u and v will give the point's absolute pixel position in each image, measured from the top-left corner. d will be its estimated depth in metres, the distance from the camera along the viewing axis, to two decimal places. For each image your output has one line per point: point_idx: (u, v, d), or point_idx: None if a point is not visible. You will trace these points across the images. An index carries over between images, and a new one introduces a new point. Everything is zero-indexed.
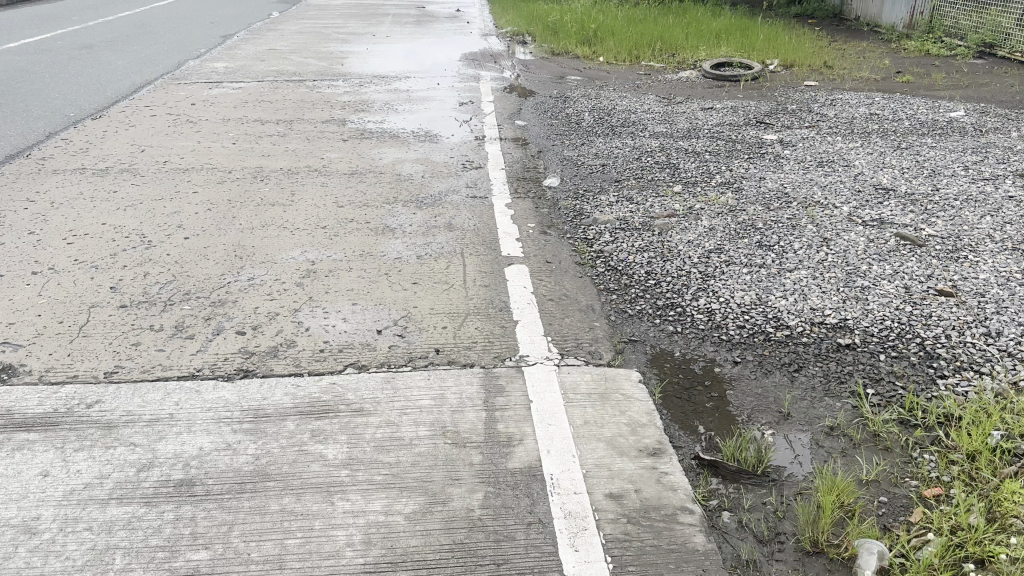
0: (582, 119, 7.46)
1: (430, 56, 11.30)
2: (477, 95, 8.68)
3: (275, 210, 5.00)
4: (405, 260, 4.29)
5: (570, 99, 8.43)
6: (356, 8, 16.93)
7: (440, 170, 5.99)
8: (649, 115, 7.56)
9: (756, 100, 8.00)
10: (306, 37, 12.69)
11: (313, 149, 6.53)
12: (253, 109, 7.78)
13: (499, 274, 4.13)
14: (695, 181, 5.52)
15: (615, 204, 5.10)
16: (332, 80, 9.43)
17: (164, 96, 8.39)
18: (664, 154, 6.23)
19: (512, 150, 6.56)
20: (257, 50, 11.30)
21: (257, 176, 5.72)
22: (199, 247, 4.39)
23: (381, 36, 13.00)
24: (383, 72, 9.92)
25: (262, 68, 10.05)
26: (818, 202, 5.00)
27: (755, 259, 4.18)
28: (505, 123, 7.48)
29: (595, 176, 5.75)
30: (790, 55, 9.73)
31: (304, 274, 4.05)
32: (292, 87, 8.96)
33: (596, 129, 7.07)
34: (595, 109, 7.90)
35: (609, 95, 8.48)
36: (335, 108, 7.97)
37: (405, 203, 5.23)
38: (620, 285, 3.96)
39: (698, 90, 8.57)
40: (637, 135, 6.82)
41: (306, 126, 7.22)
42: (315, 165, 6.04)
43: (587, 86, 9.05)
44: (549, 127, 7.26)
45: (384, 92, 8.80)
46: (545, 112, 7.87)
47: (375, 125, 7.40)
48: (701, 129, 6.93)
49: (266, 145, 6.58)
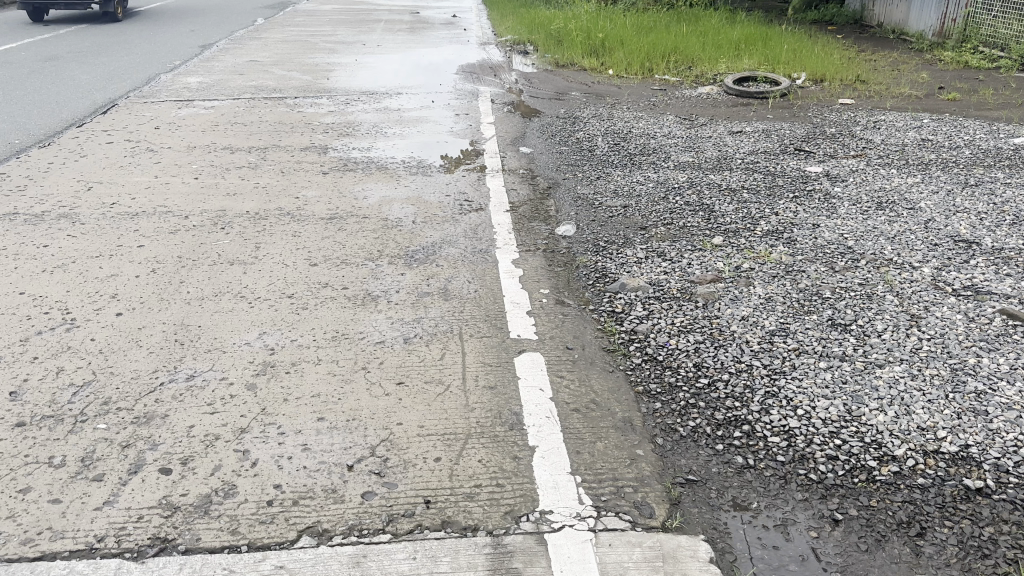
0: (595, 146, 6.61)
1: (426, 68, 10.44)
2: (475, 115, 7.84)
3: (233, 272, 4.14)
4: (388, 344, 3.43)
5: (580, 119, 7.58)
6: (347, 14, 16.08)
7: (434, 212, 5.14)
8: (670, 139, 6.71)
9: (789, 122, 7.15)
10: (291, 46, 11.84)
11: (287, 184, 5.69)
12: (224, 134, 6.92)
13: (508, 366, 3.26)
14: (736, 229, 4.66)
15: (645, 260, 4.24)
16: (316, 97, 8.57)
17: (126, 117, 7.52)
18: (694, 192, 5.37)
19: (518, 185, 5.70)
20: (237, 62, 10.45)
21: (217, 223, 4.87)
22: (132, 328, 3.54)
23: (372, 46, 12.15)
24: (373, 88, 9.07)
25: (239, 83, 9.20)
26: (891, 262, 4.15)
27: (832, 347, 3.33)
28: (508, 150, 6.63)
29: (618, 222, 4.89)
30: (818, 68, 8.90)
31: (260, 371, 3.19)
32: (271, 106, 8.11)
33: (612, 158, 6.22)
34: (609, 132, 7.05)
35: (623, 115, 7.63)
36: (316, 131, 7.13)
37: (391, 258, 4.38)
38: (665, 385, 3.10)
39: (722, 109, 7.73)
40: (660, 167, 5.97)
41: (281, 154, 6.37)
42: (288, 206, 5.20)
43: (598, 103, 8.20)
44: (558, 155, 6.42)
45: (373, 112, 7.95)
46: (553, 136, 7.02)
47: (360, 152, 6.56)
48: (734, 159, 6.07)
49: (233, 180, 5.74)
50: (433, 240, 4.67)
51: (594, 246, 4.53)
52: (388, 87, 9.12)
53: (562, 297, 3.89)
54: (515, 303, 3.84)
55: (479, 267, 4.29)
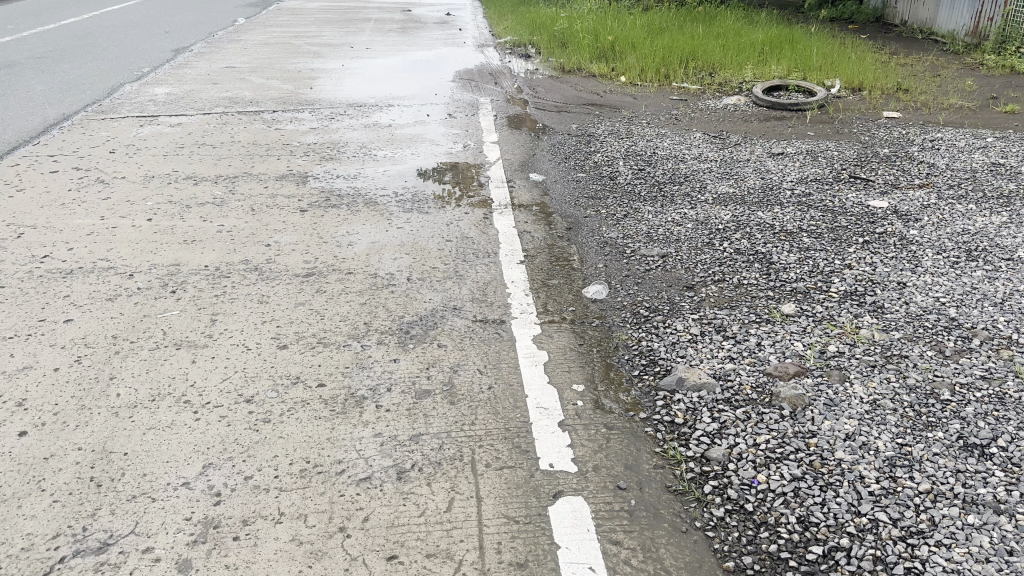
0: (616, 172, 5.75)
1: (419, 75, 9.56)
2: (475, 132, 6.96)
3: (180, 362, 3.27)
4: (375, 480, 2.54)
5: (595, 136, 6.71)
6: (334, 13, 15.17)
7: (431, 265, 4.26)
8: (701, 164, 5.84)
9: (833, 142, 6.29)
10: (272, 51, 10.95)
11: (256, 225, 4.81)
12: (188, 159, 6.04)
13: (542, 520, 2.37)
14: (806, 293, 3.80)
15: (700, 338, 3.36)
16: (296, 110, 7.69)
17: (79, 137, 6.62)
18: (743, 235, 4.51)
19: (529, 225, 4.83)
20: (211, 69, 9.55)
21: (167, 284, 4.00)
22: (35, 460, 2.66)
23: (359, 49, 11.25)
24: (361, 98, 8.18)
25: (213, 94, 8.31)
26: (1012, 342, 3.29)
27: (977, 488, 2.46)
28: (515, 178, 5.75)
29: (656, 278, 4.01)
30: (854, 76, 8.05)
31: (200, 537, 2.31)
32: (245, 122, 7.23)
33: (639, 189, 5.36)
34: (629, 154, 6.18)
35: (643, 132, 6.75)
36: (294, 154, 6.24)
37: (380, 335, 3.51)
38: (764, 557, 2.22)
39: (754, 125, 6.87)
40: (697, 201, 5.11)
41: (252, 185, 5.50)
42: (256, 256, 4.33)
43: (612, 117, 7.33)
44: (573, 185, 5.54)
45: (360, 129, 7.06)
46: (565, 159, 6.14)
47: (345, 181, 5.68)
48: (781, 190, 5.22)
49: (193, 221, 4.86)
50: (432, 306, 3.79)
51: (632, 314, 3.65)
52: (378, 97, 8.24)
53: (601, 395, 3.00)
54: (544, 409, 2.93)
55: (490, 346, 3.40)
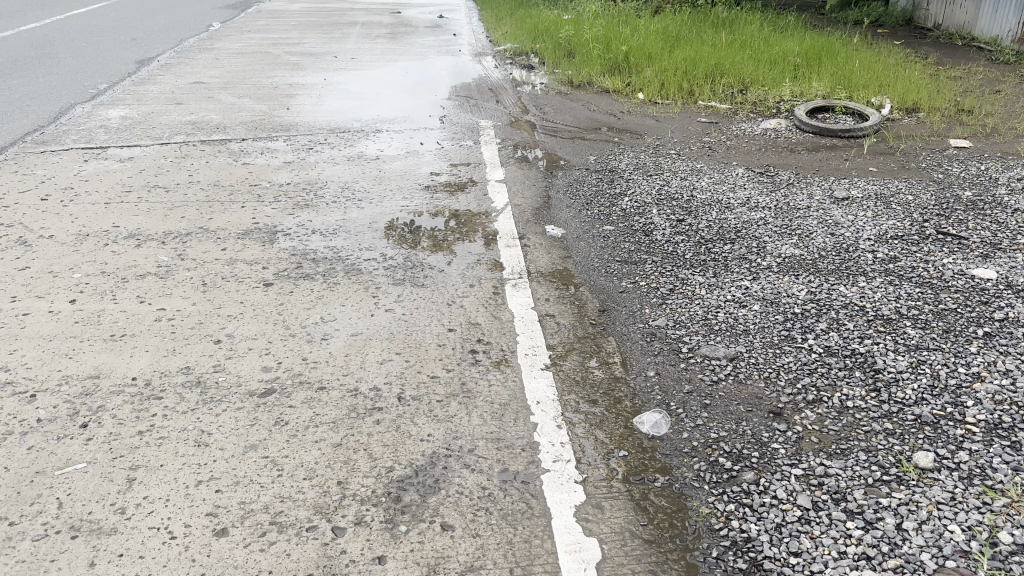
0: (652, 223, 4.76)
1: (410, 91, 8.56)
2: (476, 167, 5.96)
3: (71, 564, 2.28)
4: None
5: (619, 173, 5.72)
6: (317, 16, 14.15)
7: (429, 372, 3.26)
8: (752, 212, 4.85)
9: (903, 181, 5.33)
10: (247, 63, 9.94)
11: (207, 307, 3.82)
12: (134, 209, 5.05)
13: None
14: (936, 430, 2.83)
15: (816, 518, 2.40)
16: (269, 138, 6.69)
17: (8, 176, 5.61)
18: (829, 323, 3.54)
19: (551, 306, 3.83)
20: (176, 86, 8.55)
21: (76, 412, 3.01)
22: None
23: (344, 59, 10.25)
24: (344, 123, 7.17)
25: (174, 117, 7.30)
26: None
27: None
28: (529, 233, 4.76)
29: (730, 397, 3.03)
30: (906, 94, 7.10)
31: None
32: (208, 156, 6.23)
33: (683, 249, 4.38)
34: (662, 197, 5.19)
35: (675, 168, 5.77)
36: (263, 200, 5.24)
37: (360, 504, 2.50)
38: None
39: (803, 157, 5.90)
40: (758, 267, 4.13)
41: (207, 246, 4.50)
42: (200, 363, 3.34)
43: (635, 147, 6.35)
44: (601, 243, 4.56)
45: (341, 163, 6.06)
46: (586, 205, 5.16)
47: (321, 237, 4.68)
48: (859, 253, 4.25)
49: (128, 302, 3.87)
50: (432, 444, 2.79)
51: (709, 464, 2.66)
52: (364, 121, 7.24)
53: None
54: None
55: (517, 526, 2.41)
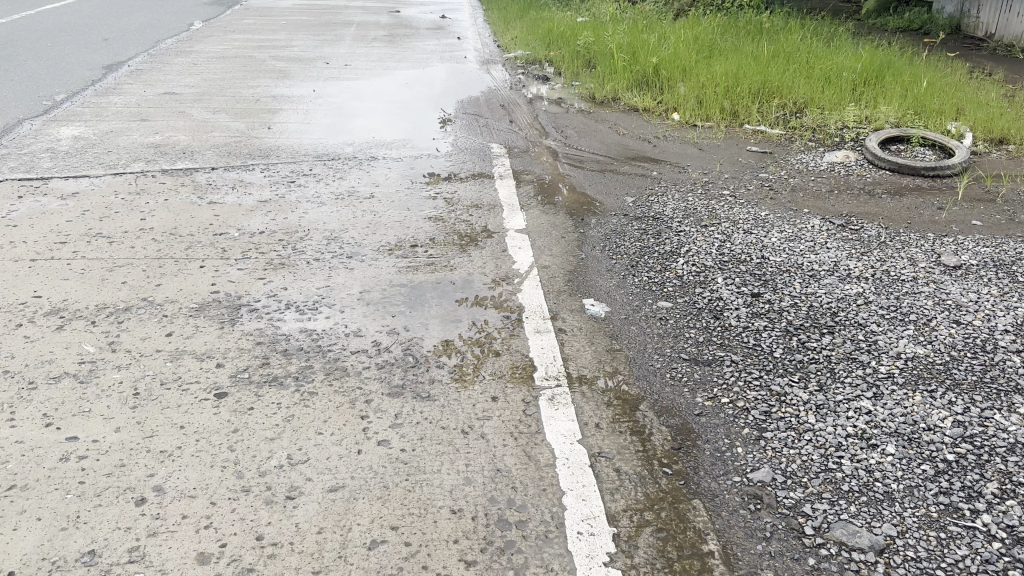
0: (721, 298, 3.74)
1: (410, 110, 7.56)
2: (490, 213, 4.93)
3: None
4: None
5: (665, 222, 4.70)
6: (310, 15, 13.12)
7: (442, 566, 2.23)
8: (843, 286, 3.84)
9: (1019, 241, 4.33)
10: (227, 70, 8.91)
11: (133, 435, 2.80)
12: (64, 271, 4.02)
13: None
14: None
15: None
16: (244, 168, 5.68)
17: None
18: (1000, 483, 2.54)
19: (605, 435, 2.79)
20: (145, 98, 7.53)
21: None
22: None
23: (336, 66, 9.23)
24: (333, 152, 6.16)
25: (135, 139, 6.28)
26: None
27: None
28: (562, 310, 3.73)
29: None
30: (990, 121, 6.10)
31: None
32: (169, 192, 5.21)
33: (770, 342, 3.36)
34: (724, 259, 4.16)
35: (731, 215, 4.75)
36: (228, 257, 4.22)
37: None
38: None
39: (885, 203, 4.89)
40: (874, 377, 3.12)
41: (148, 329, 3.48)
42: (109, 546, 2.30)
43: (680, 184, 5.34)
44: (658, 327, 3.52)
45: (327, 206, 5.04)
46: (630, 268, 4.12)
47: (297, 314, 3.65)
48: (1003, 356, 3.24)
49: (26, 422, 2.85)
50: None
51: None
52: (356, 150, 6.22)
53: None
54: None
55: None
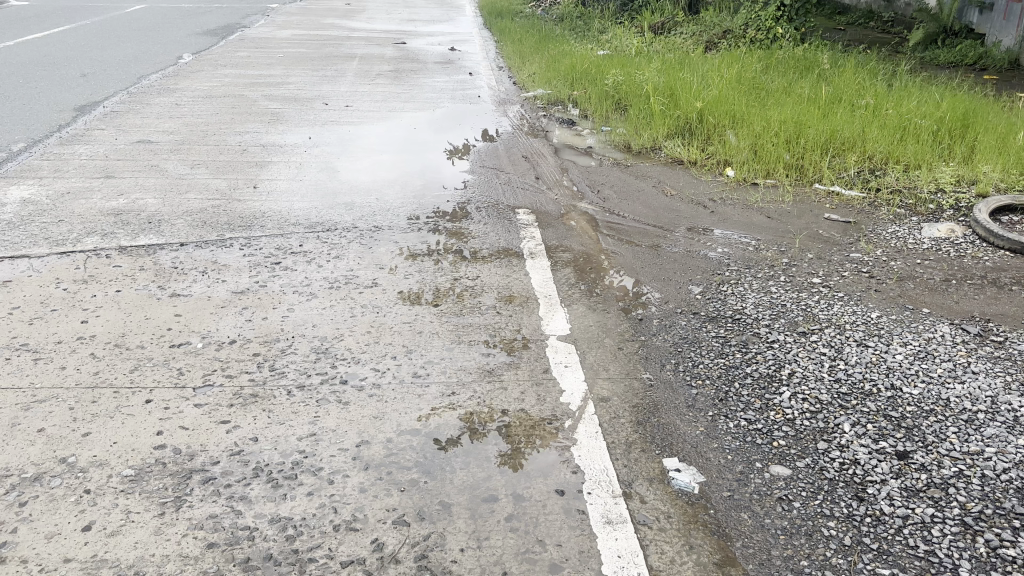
0: (859, 463, 2.74)
1: (418, 160, 6.56)
2: (523, 310, 3.91)
3: None
4: None
5: (750, 325, 3.69)
6: (309, 46, 12.22)
7: None
8: (1016, 441, 2.84)
9: None
10: (214, 112, 7.97)
11: None
12: None
13: None
14: None
15: None
16: (220, 244, 4.69)
17: None
18: None
19: None
20: (114, 149, 6.58)
21: None
22: None
23: (335, 106, 8.30)
24: (328, 219, 5.17)
25: (93, 204, 5.31)
26: None
27: None
28: (637, 475, 2.69)
29: None
30: None
31: None
32: (123, 279, 4.22)
33: (949, 547, 2.34)
34: (843, 394, 3.15)
35: (831, 317, 3.74)
36: (184, 384, 3.22)
37: None
38: None
39: (1022, 298, 3.91)
40: None
41: (58, 520, 2.47)
42: None
43: (755, 266, 4.33)
44: (780, 512, 2.50)
45: (318, 299, 4.04)
46: (718, 402, 3.09)
47: (269, 486, 2.63)
48: None
49: None
50: None
51: None
52: (355, 217, 5.22)
53: None
54: None
55: None
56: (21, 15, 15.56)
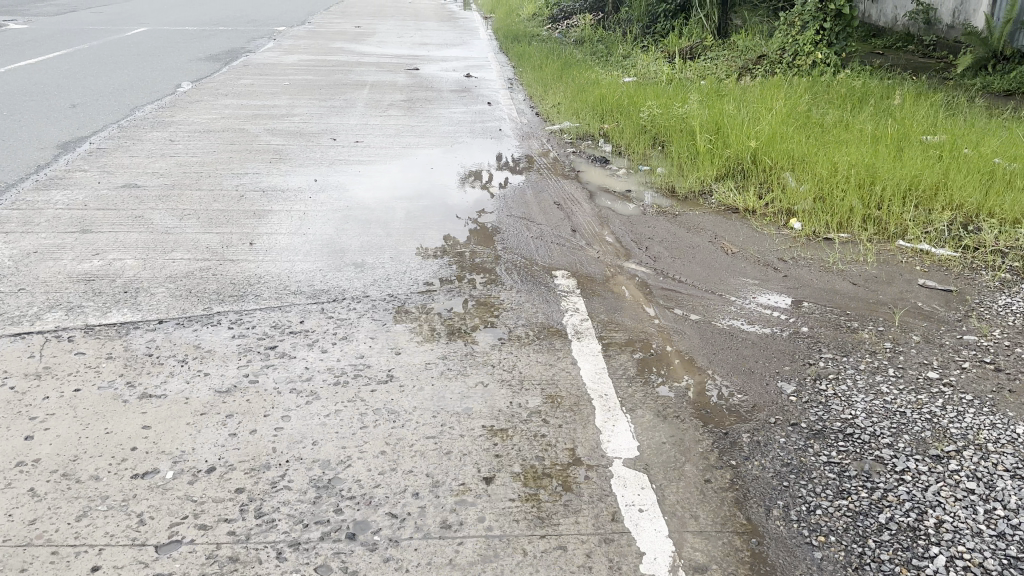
0: None
1: (435, 207, 5.81)
2: (575, 416, 3.11)
3: None
4: None
5: (867, 444, 2.90)
6: (316, 73, 11.55)
7: None
8: None
9: None
10: (210, 149, 7.27)
11: None
12: None
13: None
14: None
15: None
16: (206, 321, 3.95)
17: None
18: None
19: None
20: (95, 196, 5.88)
21: None
22: None
23: (344, 142, 7.59)
24: (333, 285, 4.42)
25: (62, 266, 4.59)
26: None
27: None
28: None
29: None
30: None
31: None
32: (83, 373, 3.49)
33: None
34: (1015, 559, 2.36)
35: (968, 434, 2.95)
36: (143, 542, 2.46)
37: None
38: None
39: None
40: None
41: None
42: None
43: (852, 355, 3.55)
44: None
45: (320, 399, 3.27)
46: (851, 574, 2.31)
47: None
48: None
49: None
50: None
51: None
52: (364, 282, 4.45)
53: None
54: None
55: None
56: (19, 39, 15.01)
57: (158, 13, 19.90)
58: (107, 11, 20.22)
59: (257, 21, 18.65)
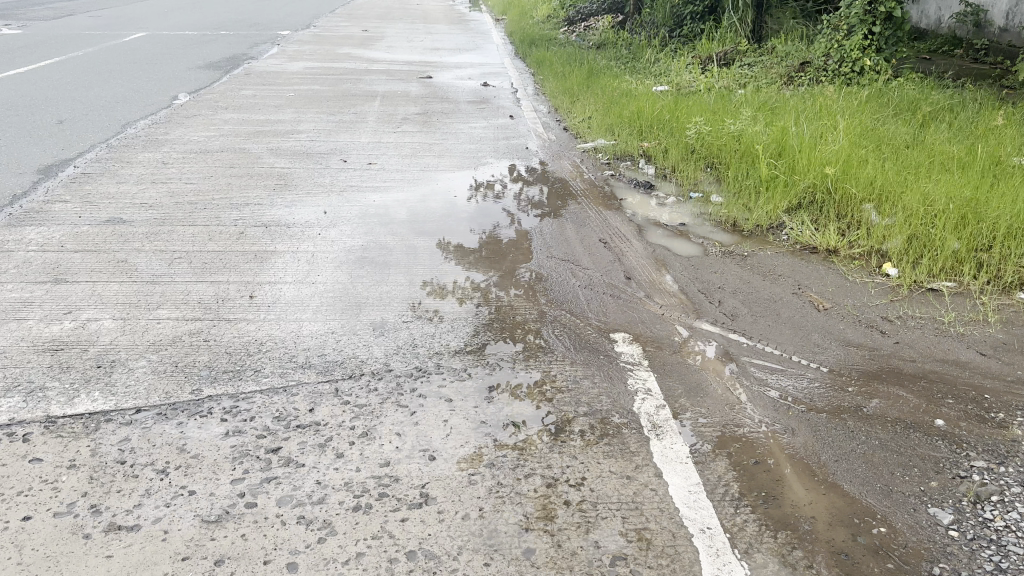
0: None
1: (463, 246, 5.06)
2: (674, 564, 2.37)
3: None
4: None
5: None
6: (324, 83, 10.83)
7: None
8: None
9: None
10: (206, 173, 6.54)
11: None
12: None
13: None
14: None
15: None
16: (194, 411, 3.21)
17: None
18: None
19: None
20: (74, 235, 5.14)
21: None
22: None
23: (355, 164, 6.86)
24: (350, 353, 3.67)
25: (25, 330, 3.85)
26: None
27: None
28: None
29: None
30: None
31: None
32: (36, 491, 2.74)
33: None
34: None
35: None
36: None
37: None
38: None
39: None
40: None
41: None
42: None
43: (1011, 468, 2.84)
44: None
45: (337, 534, 2.53)
46: None
47: None
48: None
49: None
50: None
51: None
52: (386, 350, 3.70)
53: None
54: None
55: None
56: (10, 46, 14.31)
57: (158, 18, 19.20)
58: (106, 15, 19.51)
59: (261, 25, 17.96)
